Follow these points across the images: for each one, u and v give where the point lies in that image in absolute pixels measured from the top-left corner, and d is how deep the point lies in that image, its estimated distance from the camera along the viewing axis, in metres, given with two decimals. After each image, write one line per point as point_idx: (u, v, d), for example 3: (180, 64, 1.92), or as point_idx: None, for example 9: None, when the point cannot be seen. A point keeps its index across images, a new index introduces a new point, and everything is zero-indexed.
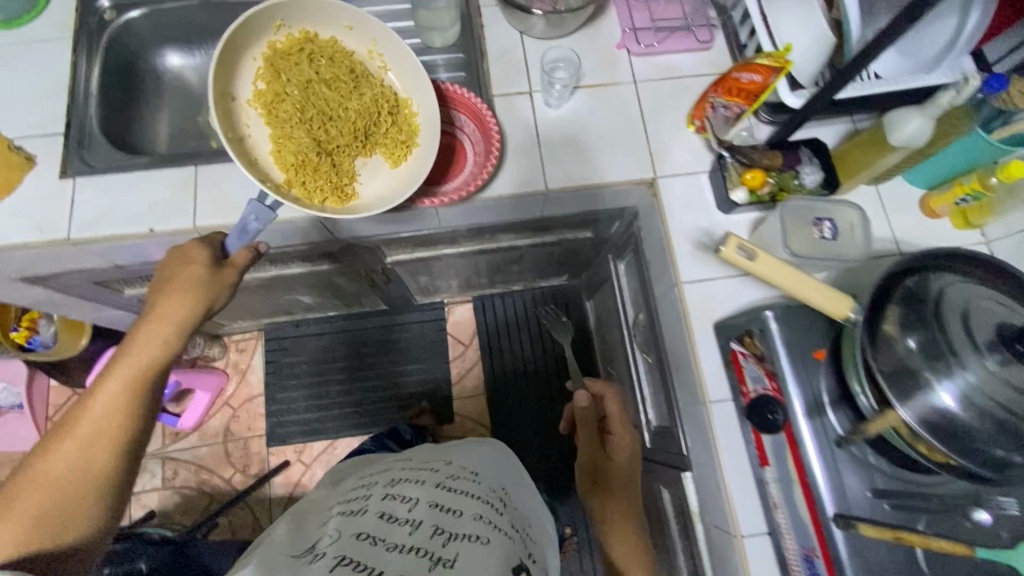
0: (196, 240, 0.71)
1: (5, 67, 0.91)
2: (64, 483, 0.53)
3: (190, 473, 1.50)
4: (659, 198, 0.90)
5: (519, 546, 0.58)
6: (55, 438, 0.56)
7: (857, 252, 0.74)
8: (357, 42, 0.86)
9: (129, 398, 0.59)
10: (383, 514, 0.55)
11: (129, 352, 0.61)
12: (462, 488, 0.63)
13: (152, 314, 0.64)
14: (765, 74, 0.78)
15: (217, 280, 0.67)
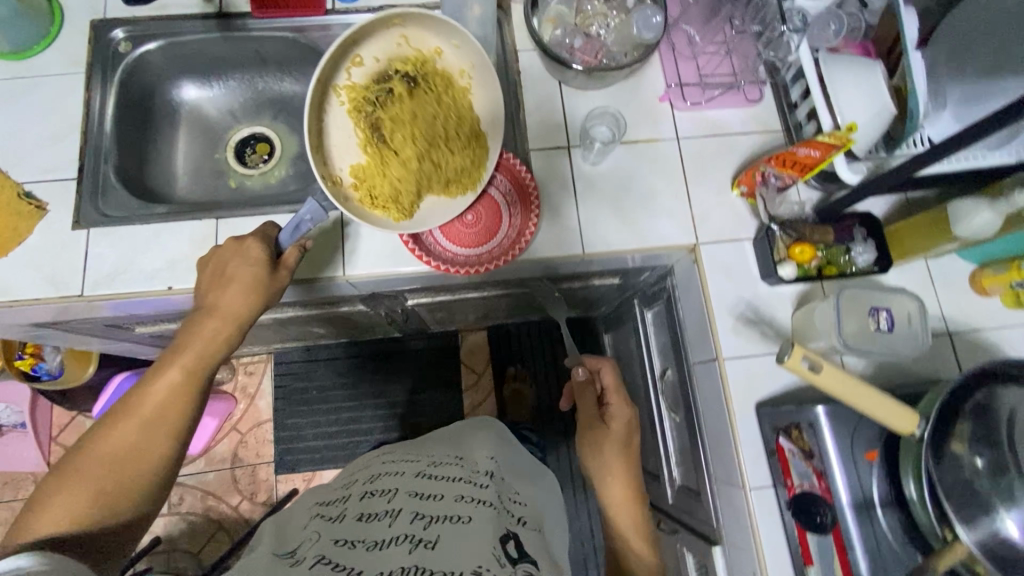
0: (253, 235, 0.71)
1: (14, 104, 0.85)
2: (123, 453, 0.62)
3: (196, 499, 1.47)
4: (700, 265, 0.86)
5: (503, 516, 0.61)
6: (124, 408, 0.64)
7: (914, 347, 0.71)
8: (457, 64, 0.79)
9: (184, 385, 0.65)
10: (362, 517, 0.58)
11: (188, 342, 0.66)
12: (445, 476, 0.67)
13: (210, 308, 0.67)
14: (825, 150, 0.74)
15: (267, 285, 0.68)
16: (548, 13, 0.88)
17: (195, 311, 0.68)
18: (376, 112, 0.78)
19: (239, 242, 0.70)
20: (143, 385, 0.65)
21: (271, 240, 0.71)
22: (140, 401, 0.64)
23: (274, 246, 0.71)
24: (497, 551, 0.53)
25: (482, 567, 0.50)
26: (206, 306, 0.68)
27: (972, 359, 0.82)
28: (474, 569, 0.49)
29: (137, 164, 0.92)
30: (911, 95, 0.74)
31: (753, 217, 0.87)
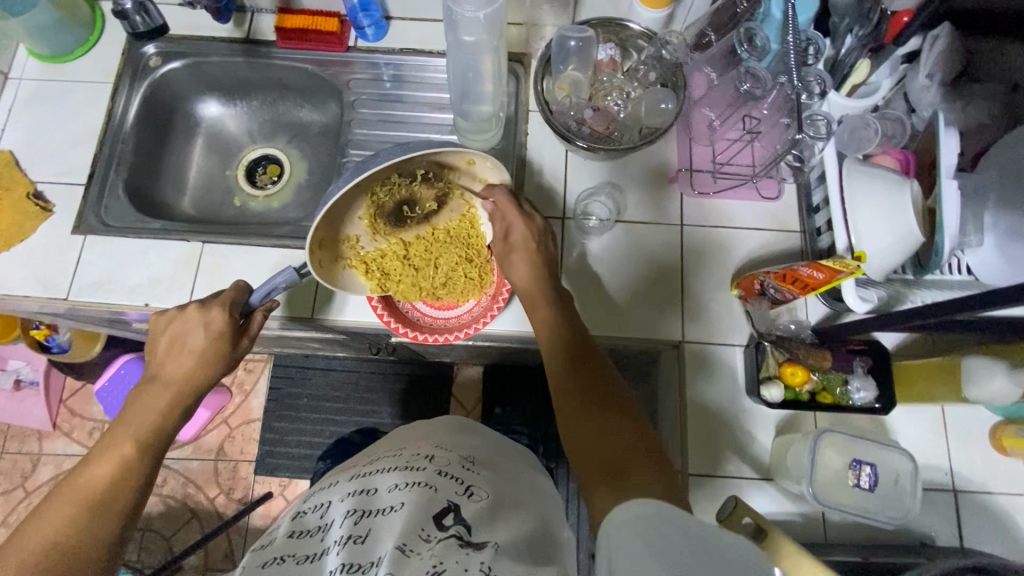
0: (212, 299, 0.69)
1: (47, 105, 0.90)
2: (54, 546, 0.55)
3: (178, 484, 1.51)
4: (681, 364, 0.79)
5: (448, 485, 0.56)
6: (59, 498, 0.58)
7: (898, 512, 0.64)
8: (478, 172, 0.76)
9: (131, 463, 0.61)
10: (293, 533, 0.53)
11: (138, 415, 0.64)
12: (386, 462, 0.60)
13: (166, 379, 0.66)
14: (830, 275, 0.67)
15: (227, 354, 0.68)
16: (562, 79, 0.84)
17: (145, 382, 0.67)
18: (383, 195, 0.76)
19: (201, 306, 0.68)
20: (85, 467, 0.60)
21: (239, 302, 0.70)
22: (79, 487, 0.59)
23: (240, 307, 0.70)
24: (431, 529, 0.50)
25: (404, 546, 0.47)
26: (160, 377, 0.66)
27: (976, 526, 0.72)
28: (396, 549, 0.47)
29: (148, 173, 0.95)
30: (939, 227, 0.66)
31: (746, 326, 0.79)
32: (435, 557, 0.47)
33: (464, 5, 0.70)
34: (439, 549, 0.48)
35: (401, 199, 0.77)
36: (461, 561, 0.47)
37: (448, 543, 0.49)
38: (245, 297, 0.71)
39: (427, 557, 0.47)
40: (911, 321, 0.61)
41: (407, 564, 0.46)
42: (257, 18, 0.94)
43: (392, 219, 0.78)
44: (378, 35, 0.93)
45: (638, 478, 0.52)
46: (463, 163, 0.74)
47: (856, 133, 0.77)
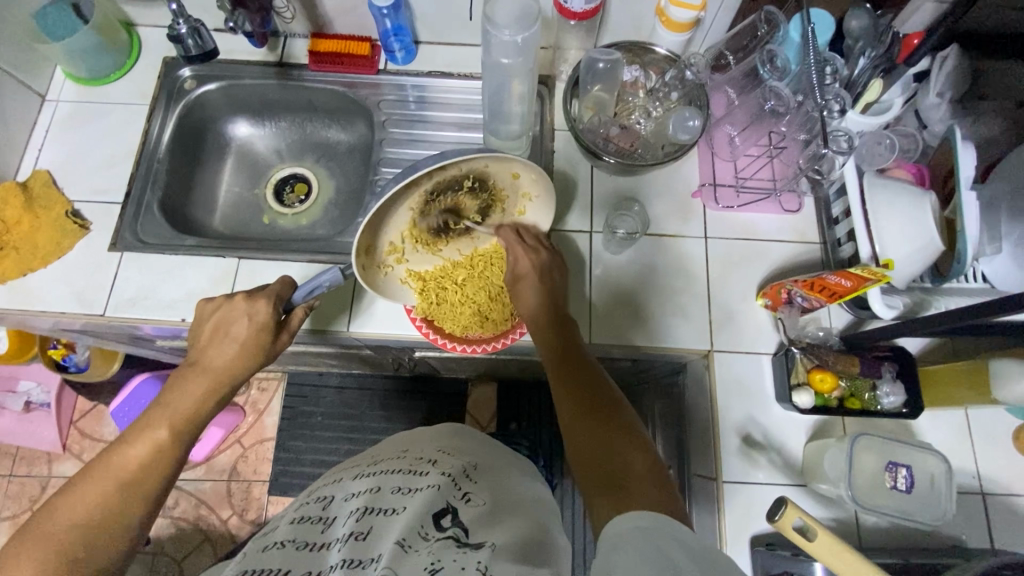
0: (262, 291, 0.69)
1: (84, 126, 0.93)
2: (86, 525, 0.53)
3: (190, 505, 1.49)
4: (712, 372, 0.81)
5: (450, 489, 0.55)
6: (89, 476, 0.56)
7: (935, 514, 0.65)
8: (523, 185, 0.77)
9: (168, 446, 0.60)
10: (296, 520, 0.53)
11: (176, 399, 0.62)
12: (388, 465, 0.60)
13: (204, 366, 0.65)
14: (858, 282, 0.69)
15: (267, 349, 0.68)
16: (588, 99, 0.88)
17: (183, 367, 0.66)
18: (429, 205, 0.77)
19: (248, 297, 0.68)
20: (118, 446, 0.59)
21: (283, 297, 0.70)
22: (112, 467, 0.57)
23: (283, 302, 0.71)
24: (430, 528, 0.50)
25: (404, 541, 0.46)
26: (199, 363, 0.65)
27: (1007, 529, 0.73)
28: (396, 544, 0.46)
29: (181, 192, 0.96)
30: (959, 235, 0.69)
31: (776, 332, 0.82)
32: (433, 555, 0.46)
33: (501, 29, 0.73)
34: (437, 547, 0.47)
35: (443, 209, 0.78)
36: (458, 560, 0.46)
37: (446, 543, 0.48)
38: (290, 293, 0.72)
39: (425, 555, 0.46)
40: (939, 325, 0.64)
41: (406, 560, 0.45)
42: (290, 43, 0.98)
43: (435, 229, 0.79)
44: (407, 58, 0.97)
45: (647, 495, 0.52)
46: (509, 178, 0.75)
47: (868, 150, 0.81)
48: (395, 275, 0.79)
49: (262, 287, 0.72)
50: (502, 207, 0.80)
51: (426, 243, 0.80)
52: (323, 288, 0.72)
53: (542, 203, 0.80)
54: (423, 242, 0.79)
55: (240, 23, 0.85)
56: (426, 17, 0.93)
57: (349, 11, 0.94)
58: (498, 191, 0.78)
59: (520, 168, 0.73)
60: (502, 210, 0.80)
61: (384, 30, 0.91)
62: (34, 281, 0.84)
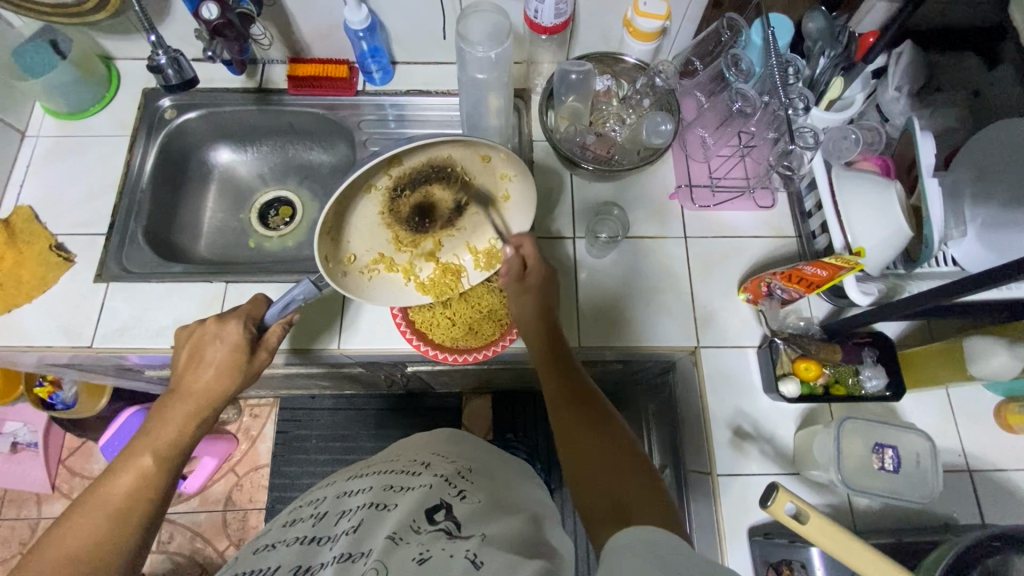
0: (233, 313, 0.70)
1: (66, 161, 0.93)
2: (76, 556, 0.53)
3: (185, 539, 1.46)
4: (699, 368, 0.82)
5: (443, 487, 0.56)
6: (78, 510, 0.56)
7: (923, 493, 0.67)
8: (495, 170, 0.76)
9: (154, 472, 0.60)
10: (287, 522, 0.54)
11: (157, 426, 0.62)
12: (382, 466, 0.61)
13: (184, 391, 0.65)
14: (833, 271, 0.71)
15: (247, 366, 0.68)
16: (563, 109, 0.91)
17: (164, 395, 0.66)
18: (400, 198, 0.79)
19: (219, 320, 0.69)
20: (105, 478, 0.59)
21: (255, 316, 0.71)
22: (99, 499, 0.57)
23: (255, 322, 0.70)
24: (422, 521, 0.50)
25: (395, 534, 0.47)
26: (179, 389, 0.66)
27: (995, 503, 0.75)
28: (387, 538, 0.47)
29: (165, 220, 0.97)
30: (926, 222, 0.72)
31: (759, 325, 0.84)
32: (423, 545, 0.47)
33: (475, 46, 0.76)
34: (427, 538, 0.48)
35: (418, 201, 0.79)
36: (447, 548, 0.47)
37: (437, 535, 0.49)
38: (262, 312, 0.72)
39: (415, 545, 0.47)
40: (912, 307, 0.66)
41: (396, 552, 0.46)
42: (268, 69, 0.99)
43: (413, 223, 0.81)
44: (385, 79, 0.99)
45: (635, 500, 0.53)
46: (478, 162, 0.75)
47: (835, 143, 0.83)
48: (377, 274, 0.79)
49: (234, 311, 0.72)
50: (478, 195, 0.79)
51: (406, 238, 0.81)
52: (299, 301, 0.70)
53: (521, 183, 0.77)
54: (404, 236, 0.80)
55: (219, 51, 0.86)
56: (401, 38, 0.96)
57: (326, 36, 0.96)
58: (469, 178, 0.78)
59: (485, 147, 0.72)
60: (480, 198, 0.80)
61: (362, 51, 0.93)
62: (20, 316, 0.83)
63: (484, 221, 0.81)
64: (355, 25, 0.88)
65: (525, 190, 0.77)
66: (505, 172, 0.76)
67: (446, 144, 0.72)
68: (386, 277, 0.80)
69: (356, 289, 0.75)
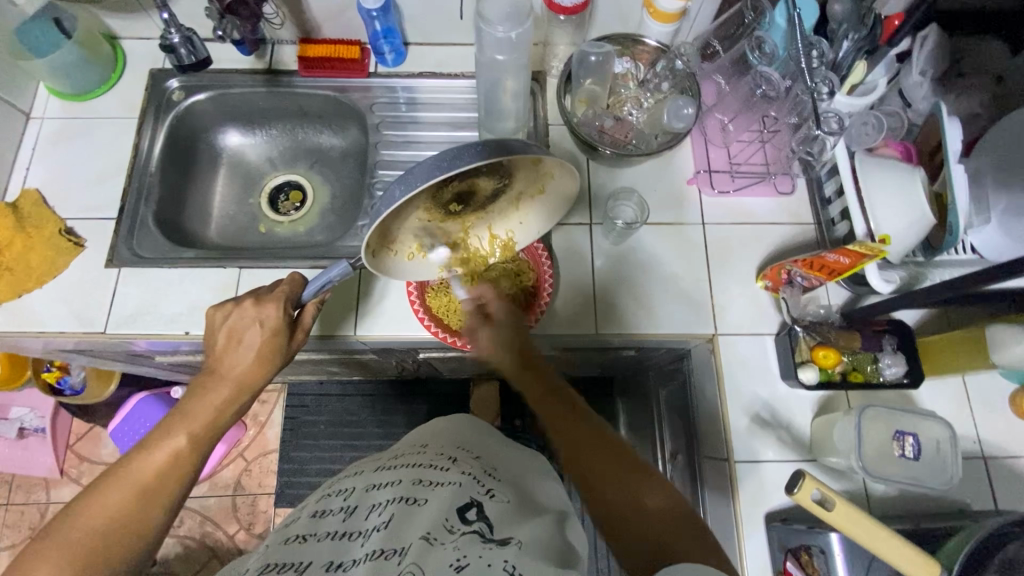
0: (275, 294, 0.67)
1: (72, 143, 0.91)
2: (101, 533, 0.55)
3: (195, 523, 1.47)
4: (716, 357, 0.82)
5: (473, 485, 0.56)
6: (111, 482, 0.57)
7: (941, 481, 0.68)
8: (542, 171, 0.70)
9: (187, 455, 0.60)
10: (316, 513, 0.54)
11: (193, 408, 0.62)
12: (409, 458, 0.61)
13: (221, 374, 0.64)
14: (856, 259, 0.71)
15: (284, 351, 0.67)
16: (580, 92, 0.90)
17: (199, 375, 0.65)
18: (440, 189, 0.68)
19: (257, 302, 0.66)
20: (137, 452, 0.59)
21: (292, 297, 0.68)
22: (130, 474, 0.57)
23: (293, 302, 0.68)
24: (455, 522, 0.50)
25: (430, 536, 0.48)
26: (215, 371, 0.64)
27: (1009, 491, 0.75)
28: (421, 538, 0.47)
29: (175, 205, 0.95)
30: (950, 208, 0.72)
31: (778, 313, 0.83)
32: (459, 549, 0.47)
33: (495, 26, 0.74)
34: (462, 542, 0.48)
35: (458, 189, 0.70)
36: (483, 556, 0.47)
37: (471, 538, 0.49)
38: (299, 291, 0.69)
39: (451, 549, 0.47)
40: (936, 296, 0.65)
41: (431, 555, 0.46)
42: (278, 50, 0.97)
43: (449, 207, 0.73)
44: (397, 60, 0.97)
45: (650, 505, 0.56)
46: (528, 163, 0.67)
47: (855, 131, 0.82)
48: (406, 254, 0.74)
49: (271, 288, 0.69)
50: (517, 186, 0.73)
51: (436, 219, 0.73)
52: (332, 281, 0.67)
53: (566, 184, 0.72)
54: (436, 217, 0.73)
55: (230, 31, 0.84)
56: (415, 18, 0.93)
57: (338, 16, 0.94)
58: (515, 174, 0.70)
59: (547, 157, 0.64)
60: (517, 189, 0.74)
61: (374, 32, 0.92)
62: (30, 302, 0.82)
63: (513, 210, 0.77)
64: None
65: (569, 188, 0.72)
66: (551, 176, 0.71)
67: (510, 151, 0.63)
68: (414, 256, 0.75)
69: (377, 263, 0.69)
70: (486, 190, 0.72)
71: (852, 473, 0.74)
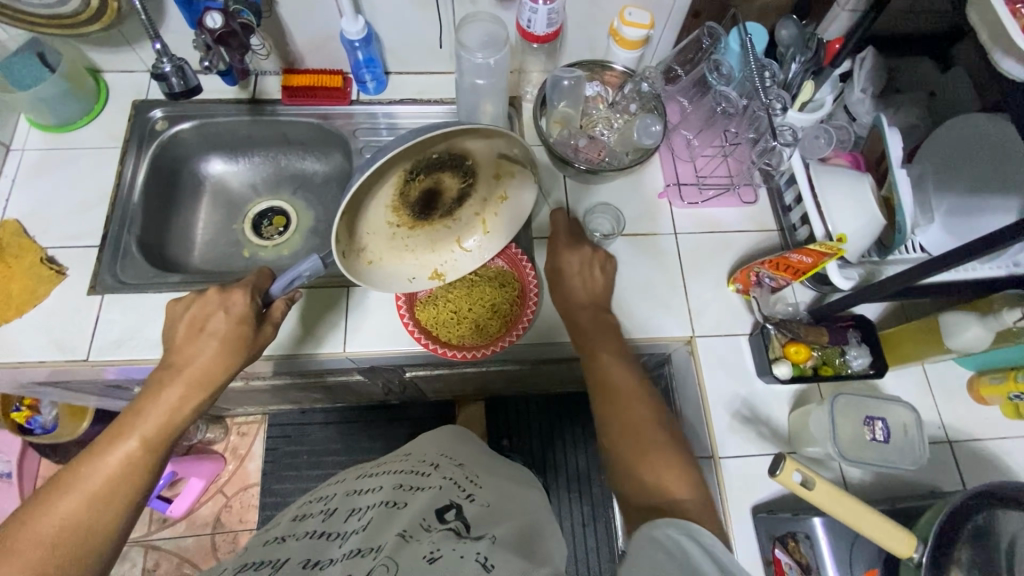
0: (240, 283, 0.68)
1: (54, 172, 0.92)
2: (58, 532, 0.55)
3: (171, 565, 1.41)
4: (696, 358, 0.85)
5: (452, 490, 0.58)
6: (70, 482, 0.57)
7: (912, 462, 0.72)
8: (501, 168, 0.75)
9: (142, 454, 0.60)
10: (297, 517, 0.55)
11: (153, 405, 0.61)
12: (391, 466, 0.62)
13: (182, 366, 0.63)
14: (817, 258, 0.76)
15: (250, 341, 0.65)
16: (555, 115, 0.96)
17: (163, 368, 0.64)
18: (409, 186, 0.72)
19: (222, 290, 0.66)
20: (97, 451, 0.59)
21: (260, 289, 0.69)
22: (91, 472, 0.58)
23: (262, 295, 0.69)
24: (433, 520, 0.52)
25: (407, 532, 0.49)
26: (176, 362, 0.64)
27: (974, 470, 0.80)
28: (398, 535, 0.48)
29: (158, 232, 0.96)
30: (898, 209, 0.77)
31: (751, 313, 0.88)
32: (434, 544, 0.48)
33: (474, 53, 0.80)
34: (438, 537, 0.50)
35: (425, 190, 0.74)
36: (457, 550, 0.48)
37: (448, 534, 0.51)
38: (267, 285, 0.70)
39: (425, 544, 0.48)
40: (891, 288, 0.71)
41: (407, 549, 0.47)
42: (261, 80, 1.00)
43: (416, 211, 0.75)
44: (378, 88, 1.01)
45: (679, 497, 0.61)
46: (488, 155, 0.73)
47: (808, 143, 0.89)
48: (379, 261, 0.73)
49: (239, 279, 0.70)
50: (479, 188, 0.77)
51: (405, 226, 0.75)
52: (300, 277, 0.70)
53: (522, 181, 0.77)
54: (403, 226, 0.75)
55: (216, 62, 0.85)
56: (395, 48, 0.99)
57: (321, 47, 0.98)
58: (477, 172, 0.75)
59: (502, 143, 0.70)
60: (481, 196, 0.78)
61: (356, 61, 0.95)
62: (8, 331, 0.81)
63: (478, 219, 0.80)
64: (352, 35, 0.90)
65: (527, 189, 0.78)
66: (508, 187, 0.78)
67: (469, 135, 0.68)
68: (387, 268, 0.74)
69: (347, 262, 0.68)
70: (451, 198, 0.76)
71: (829, 461, 0.78)
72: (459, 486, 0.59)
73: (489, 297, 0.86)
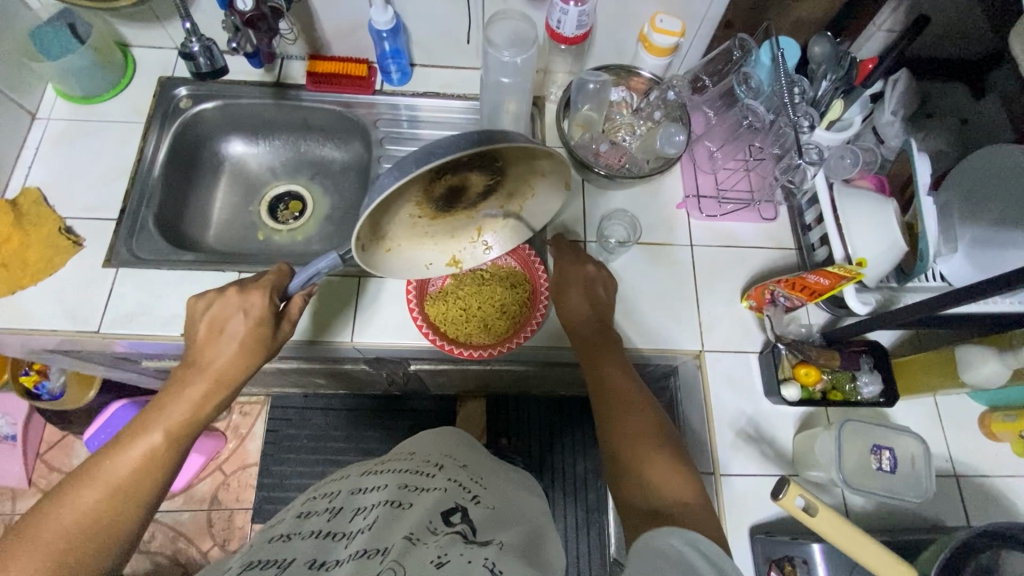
0: (258, 283, 0.67)
1: (77, 143, 0.92)
2: (75, 530, 0.55)
3: (167, 538, 1.43)
4: (703, 372, 0.85)
5: (458, 492, 0.58)
6: (86, 480, 0.57)
7: (916, 493, 0.71)
8: (535, 170, 0.68)
9: (162, 453, 0.60)
10: (301, 513, 0.54)
11: (173, 403, 0.62)
12: (395, 464, 0.62)
13: (202, 365, 0.64)
14: (834, 280, 0.75)
15: (268, 342, 0.66)
16: (578, 118, 0.95)
17: (181, 368, 0.65)
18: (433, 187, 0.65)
19: (241, 290, 0.66)
20: (115, 449, 0.59)
21: (279, 287, 0.67)
22: (106, 470, 0.58)
23: (280, 292, 0.68)
24: (439, 523, 0.52)
25: (414, 535, 0.48)
26: (196, 362, 0.64)
27: (979, 507, 0.79)
28: (405, 538, 0.48)
29: (175, 210, 0.96)
30: (921, 236, 0.76)
31: (763, 331, 0.86)
32: (441, 548, 0.48)
33: (501, 50, 0.79)
34: (444, 541, 0.50)
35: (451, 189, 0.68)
36: (464, 554, 0.48)
37: (454, 537, 0.51)
38: (285, 282, 0.68)
39: (432, 548, 0.48)
40: (909, 316, 0.70)
41: (414, 553, 0.47)
42: (287, 64, 1.01)
43: (439, 205, 0.69)
44: (402, 80, 1.01)
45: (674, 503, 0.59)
46: (522, 160, 0.65)
47: (833, 164, 0.87)
48: (397, 250, 0.71)
49: (256, 278, 0.69)
50: (508, 186, 0.71)
51: (427, 217, 0.71)
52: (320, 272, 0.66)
53: (552, 181, 0.71)
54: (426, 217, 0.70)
55: (244, 43, 0.86)
56: (422, 40, 0.98)
57: (348, 35, 0.98)
58: (507, 173, 0.69)
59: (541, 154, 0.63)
60: (507, 190, 0.72)
61: (383, 52, 0.95)
62: (23, 298, 0.82)
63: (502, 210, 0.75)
64: (380, 25, 0.90)
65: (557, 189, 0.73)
66: (536, 185, 0.73)
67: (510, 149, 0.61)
68: (403, 255, 0.72)
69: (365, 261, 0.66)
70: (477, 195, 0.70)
71: (832, 487, 0.77)
72: (465, 489, 0.59)
73: (499, 297, 0.86)
